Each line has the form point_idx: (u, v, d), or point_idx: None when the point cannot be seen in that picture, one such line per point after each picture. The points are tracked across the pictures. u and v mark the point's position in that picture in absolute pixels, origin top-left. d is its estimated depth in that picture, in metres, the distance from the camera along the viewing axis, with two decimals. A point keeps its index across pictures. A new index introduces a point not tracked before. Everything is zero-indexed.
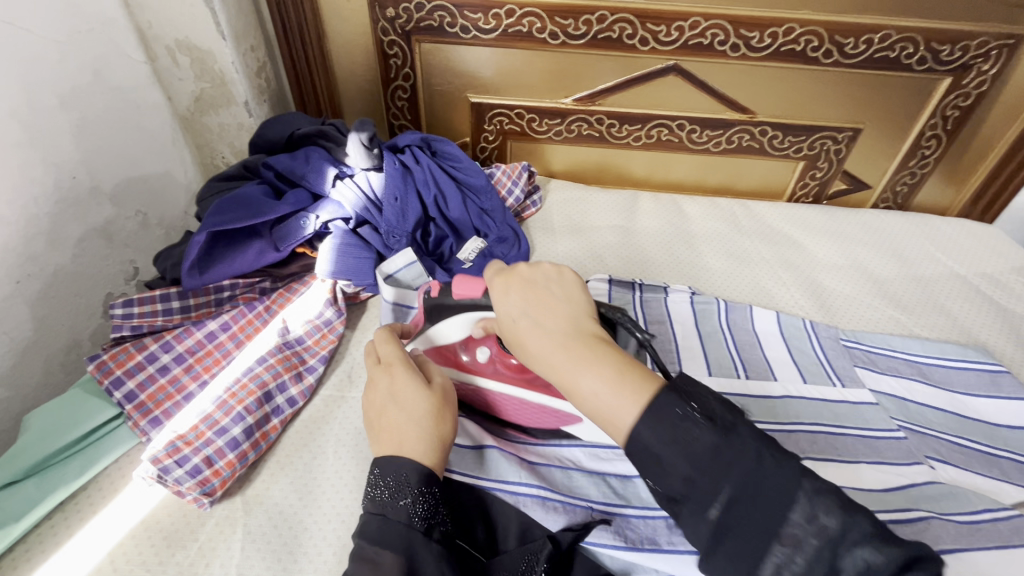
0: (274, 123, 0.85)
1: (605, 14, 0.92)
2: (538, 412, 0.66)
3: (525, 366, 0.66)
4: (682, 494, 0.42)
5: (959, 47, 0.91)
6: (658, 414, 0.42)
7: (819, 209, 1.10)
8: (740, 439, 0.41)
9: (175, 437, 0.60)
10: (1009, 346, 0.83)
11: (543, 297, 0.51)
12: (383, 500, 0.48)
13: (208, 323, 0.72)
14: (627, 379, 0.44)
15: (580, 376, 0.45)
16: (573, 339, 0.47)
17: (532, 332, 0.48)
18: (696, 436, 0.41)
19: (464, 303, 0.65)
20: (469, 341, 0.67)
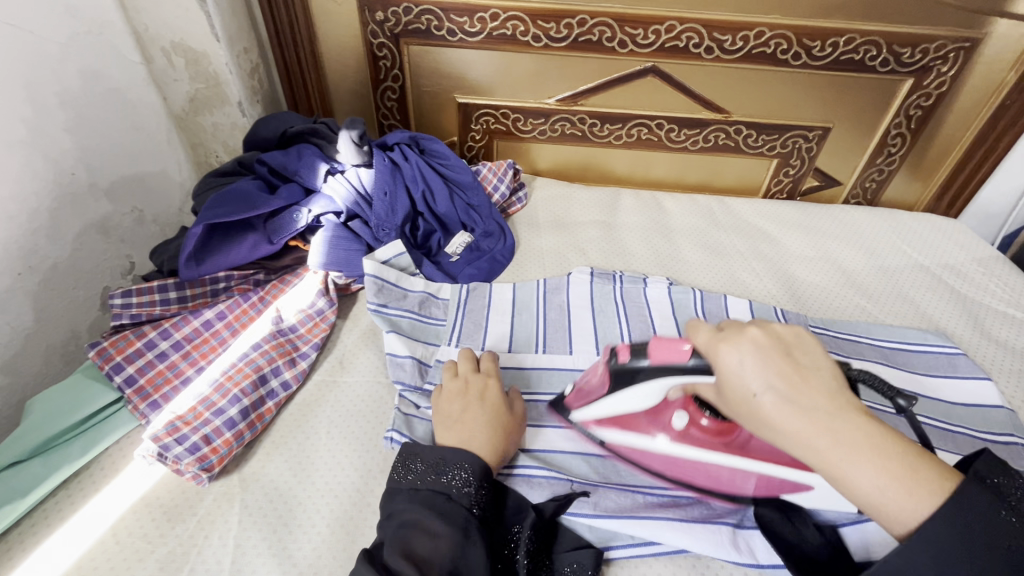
0: (267, 121, 0.88)
1: (586, 18, 0.97)
2: (759, 482, 0.61)
3: (724, 427, 0.61)
4: None
5: (920, 50, 0.96)
6: (983, 509, 0.41)
7: (793, 205, 1.15)
8: (1002, 516, 0.41)
9: (174, 417, 0.63)
10: (967, 331, 0.88)
11: (777, 360, 0.46)
12: (446, 483, 0.54)
13: (205, 312, 0.75)
14: (914, 472, 0.42)
15: (852, 466, 0.42)
16: (839, 422, 0.43)
17: (782, 410, 0.44)
18: (1001, 523, 0.41)
19: (665, 367, 0.59)
20: (661, 405, 0.64)
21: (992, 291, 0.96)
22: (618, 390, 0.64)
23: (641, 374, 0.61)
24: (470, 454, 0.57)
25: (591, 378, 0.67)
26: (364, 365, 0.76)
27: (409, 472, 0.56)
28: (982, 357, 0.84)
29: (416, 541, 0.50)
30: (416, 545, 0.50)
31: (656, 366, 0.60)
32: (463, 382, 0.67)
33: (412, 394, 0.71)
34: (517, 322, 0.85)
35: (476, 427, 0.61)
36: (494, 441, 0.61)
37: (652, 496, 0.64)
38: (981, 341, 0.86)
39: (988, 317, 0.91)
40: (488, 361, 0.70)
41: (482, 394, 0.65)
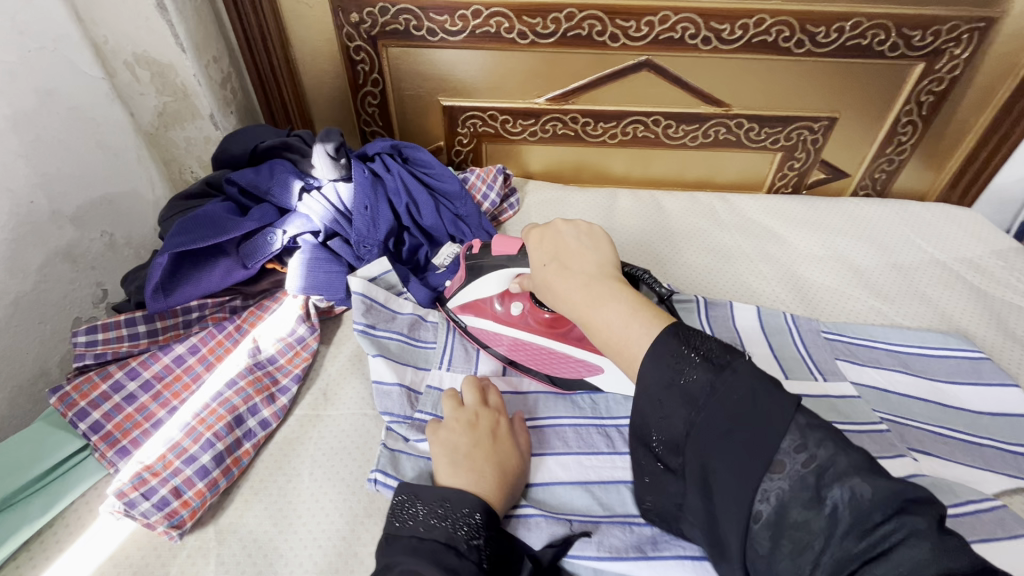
0: (237, 136, 0.82)
1: (574, 11, 0.91)
2: (567, 361, 0.72)
3: (556, 320, 0.72)
4: (684, 435, 0.43)
5: (931, 33, 0.90)
6: (666, 357, 0.44)
7: (799, 200, 1.09)
8: (673, 366, 0.43)
9: (141, 468, 0.58)
10: (991, 331, 0.83)
11: (565, 243, 0.58)
12: (453, 533, 0.49)
13: (176, 346, 0.70)
14: (642, 311, 0.48)
15: (597, 309, 0.50)
16: (597, 279, 0.53)
17: (560, 275, 0.54)
18: (693, 377, 0.43)
19: (500, 261, 0.71)
20: (506, 295, 0.74)
21: (1013, 287, 0.90)
22: (472, 280, 0.74)
23: (484, 264, 0.73)
24: (475, 498, 0.53)
25: (456, 277, 0.78)
26: (349, 396, 0.71)
27: (410, 518, 0.51)
28: (1008, 360, 0.79)
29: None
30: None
31: (493, 257, 0.72)
32: (472, 413, 0.62)
33: (401, 427, 0.66)
34: None
35: (485, 467, 0.57)
36: (500, 482, 0.56)
37: (659, 526, 0.59)
38: (1006, 342, 0.81)
39: (1011, 315, 0.85)
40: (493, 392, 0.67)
41: (491, 429, 0.61)
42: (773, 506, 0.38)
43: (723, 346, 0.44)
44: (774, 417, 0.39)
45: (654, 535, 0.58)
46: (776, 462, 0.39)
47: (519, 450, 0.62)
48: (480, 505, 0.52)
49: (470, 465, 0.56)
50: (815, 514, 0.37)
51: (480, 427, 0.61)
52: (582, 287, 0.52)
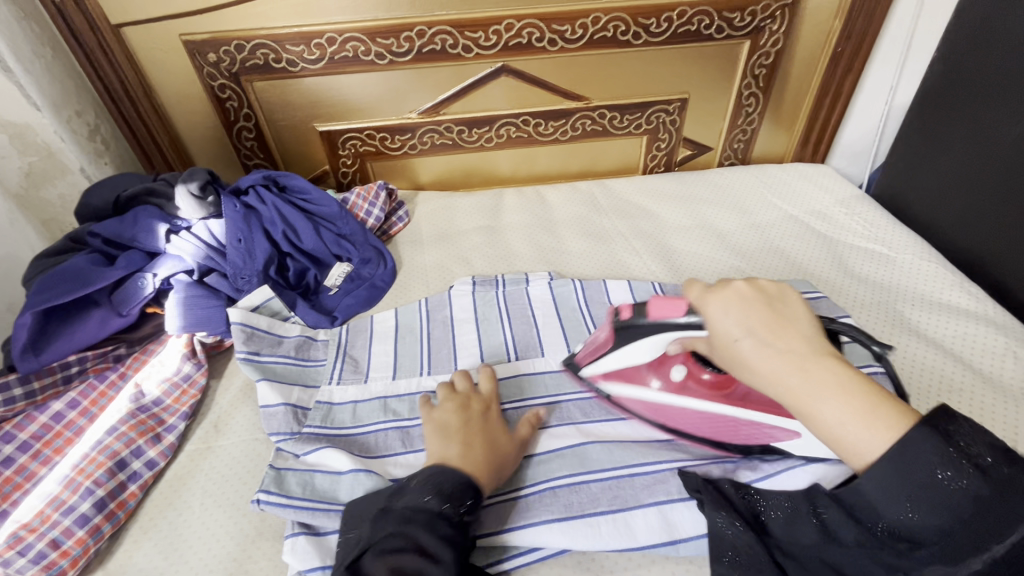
0: (98, 188, 0.83)
1: (423, 28, 0.96)
2: (751, 425, 0.65)
3: (722, 380, 0.66)
4: (934, 540, 0.42)
5: (748, 13, 1.00)
6: (918, 456, 0.42)
7: (669, 177, 1.18)
8: (942, 449, 0.42)
9: (18, 526, 0.59)
10: (835, 273, 0.92)
11: (759, 312, 0.49)
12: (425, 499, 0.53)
13: (53, 404, 0.70)
14: (879, 411, 0.44)
15: (820, 402, 0.45)
16: (811, 362, 0.46)
17: (763, 353, 0.47)
18: (956, 490, 0.41)
19: (660, 324, 0.60)
20: (661, 361, 0.70)
21: (854, 230, 1.01)
22: (622, 346, 0.67)
23: (639, 329, 0.63)
24: (463, 472, 0.57)
25: (597, 338, 0.72)
26: (239, 425, 0.73)
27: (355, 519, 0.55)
28: (844, 296, 0.88)
29: (410, 560, 0.48)
30: (403, 560, 0.48)
31: (649, 320, 0.61)
32: (463, 398, 0.68)
33: (289, 444, 0.69)
34: (401, 346, 0.83)
35: (473, 443, 0.61)
36: (490, 456, 0.61)
37: (532, 495, 0.63)
38: (846, 280, 0.90)
39: (852, 256, 0.95)
40: (487, 378, 0.72)
41: (484, 418, 0.66)
42: None
43: (992, 450, 0.42)
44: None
45: (527, 505, 0.62)
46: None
47: (515, 436, 0.66)
48: (469, 484, 0.56)
49: (461, 440, 0.61)
50: None
51: (472, 412, 0.66)
52: (800, 369, 0.46)
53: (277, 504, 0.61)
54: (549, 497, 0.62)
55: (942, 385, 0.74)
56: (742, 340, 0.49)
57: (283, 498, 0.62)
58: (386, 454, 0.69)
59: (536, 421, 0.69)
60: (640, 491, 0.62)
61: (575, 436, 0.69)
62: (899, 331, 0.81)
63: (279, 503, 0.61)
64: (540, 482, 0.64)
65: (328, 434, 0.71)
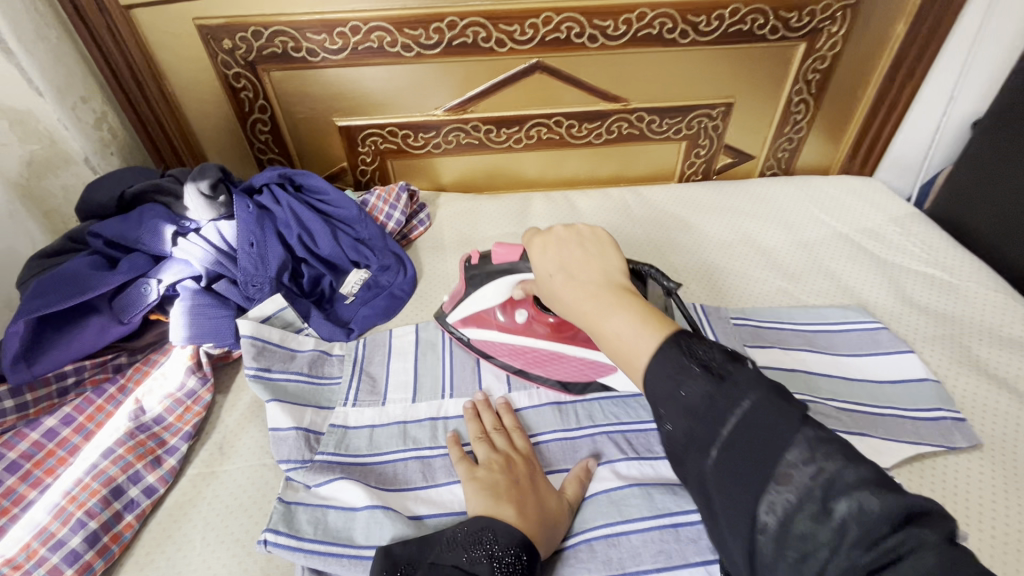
0: (100, 183, 0.77)
1: (455, 19, 0.88)
2: (583, 365, 0.73)
3: (561, 323, 0.73)
4: (685, 446, 0.40)
5: (806, 13, 0.92)
6: (668, 360, 0.41)
7: (707, 186, 1.11)
8: (681, 359, 0.41)
9: (1, 562, 0.53)
10: (893, 300, 0.85)
11: (572, 251, 0.52)
12: (495, 572, 0.48)
13: (46, 420, 0.64)
14: (651, 320, 0.45)
15: (607, 319, 0.46)
16: (606, 290, 0.48)
17: (566, 285, 0.50)
18: (691, 389, 0.40)
19: (503, 267, 0.70)
20: (511, 303, 0.75)
21: (911, 252, 0.93)
22: (474, 289, 0.74)
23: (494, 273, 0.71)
24: (519, 534, 0.51)
25: (459, 283, 0.78)
26: (246, 448, 0.67)
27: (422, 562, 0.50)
28: (904, 326, 0.81)
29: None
30: None
31: (496, 266, 0.70)
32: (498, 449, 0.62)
33: (300, 474, 0.63)
34: (421, 365, 0.77)
35: (520, 501, 0.55)
36: (536, 517, 0.54)
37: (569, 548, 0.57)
38: (906, 310, 0.83)
39: (910, 282, 0.88)
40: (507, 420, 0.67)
41: (527, 476, 0.59)
42: (778, 517, 0.35)
43: (726, 354, 0.41)
44: (742, 407, 0.38)
45: (562, 560, 0.56)
46: (781, 473, 0.36)
47: (562, 496, 0.59)
48: (523, 538, 0.51)
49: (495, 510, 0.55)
50: (822, 526, 0.34)
51: (507, 470, 0.59)
52: (593, 298, 0.47)
53: (285, 547, 0.55)
54: (585, 552, 0.56)
55: (1019, 434, 0.67)
56: (556, 276, 0.51)
57: (292, 540, 0.56)
58: (409, 489, 0.63)
59: (584, 480, 0.62)
60: (687, 550, 0.56)
61: (611, 479, 0.62)
62: (965, 368, 0.74)
63: (288, 546, 0.55)
64: (576, 535, 0.58)
65: (342, 464, 0.65)
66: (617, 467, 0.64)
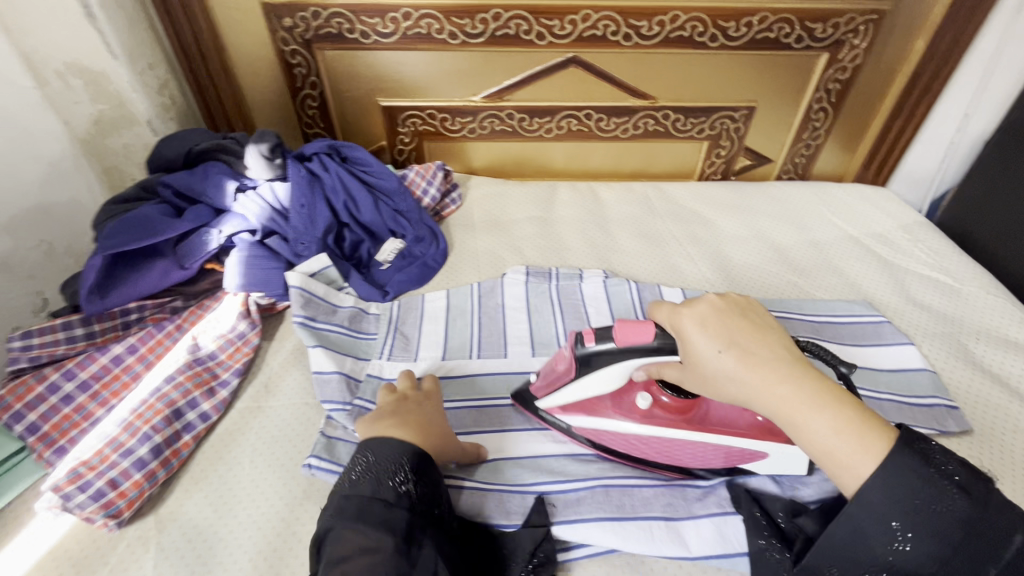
0: (170, 140, 0.84)
1: (500, 11, 0.95)
2: (718, 450, 0.62)
3: (685, 405, 0.64)
4: (920, 565, 0.45)
5: (831, 25, 0.97)
6: (905, 477, 0.45)
7: (725, 185, 1.16)
8: (938, 479, 0.45)
9: (78, 463, 0.59)
10: (897, 300, 0.90)
11: (731, 325, 0.51)
12: (379, 486, 0.50)
13: (114, 347, 0.71)
14: (867, 430, 0.46)
15: (814, 415, 0.47)
16: (791, 371, 0.48)
17: (742, 365, 0.49)
18: (953, 504, 0.45)
19: (631, 350, 0.58)
20: (625, 389, 0.66)
21: (918, 257, 0.98)
22: (584, 376, 0.62)
23: (611, 357, 0.59)
24: (400, 447, 0.54)
25: (551, 368, 0.65)
26: (290, 388, 0.74)
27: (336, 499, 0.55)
28: (906, 323, 0.86)
29: (355, 562, 0.46)
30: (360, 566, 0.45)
31: (625, 351, 0.58)
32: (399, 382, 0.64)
33: (340, 415, 0.68)
34: (451, 328, 0.83)
35: (413, 419, 0.58)
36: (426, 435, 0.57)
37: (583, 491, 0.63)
38: (909, 308, 0.88)
39: (915, 284, 0.92)
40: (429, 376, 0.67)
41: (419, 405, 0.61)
42: None
43: (972, 471, 0.47)
44: (983, 528, 0.45)
45: (577, 500, 0.62)
46: None
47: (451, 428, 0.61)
48: (406, 449, 0.54)
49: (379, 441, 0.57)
50: None
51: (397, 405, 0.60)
52: (789, 379, 0.48)
53: (328, 470, 0.62)
54: (600, 495, 0.62)
55: (1008, 424, 0.72)
56: (725, 353, 0.50)
57: (334, 465, 0.63)
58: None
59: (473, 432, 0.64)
60: (691, 502, 0.62)
61: None
62: (962, 363, 0.79)
63: (331, 469, 0.63)
64: (590, 479, 0.64)
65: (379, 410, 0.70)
66: None
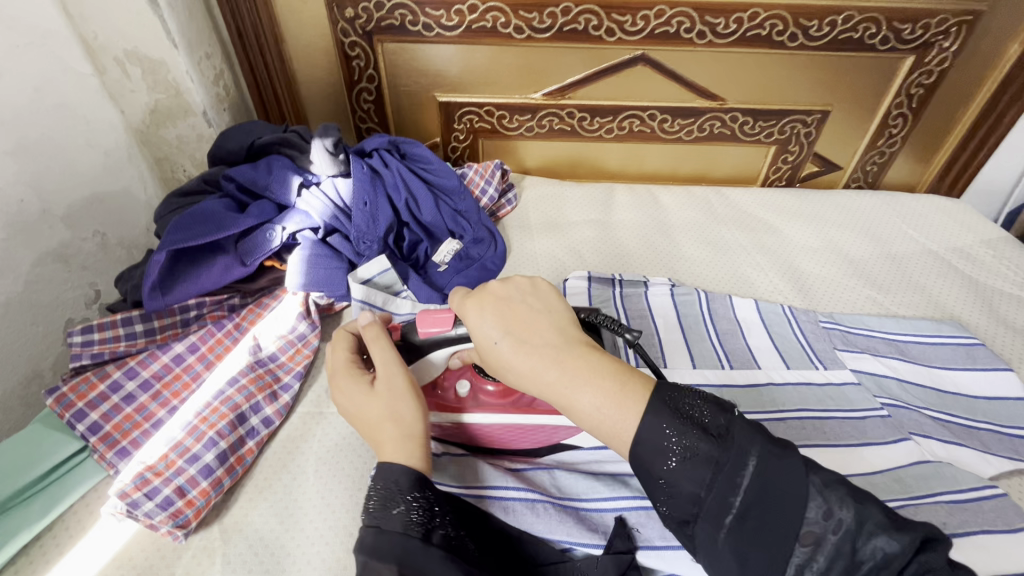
0: (232, 133, 0.81)
1: (570, 5, 0.91)
2: (539, 432, 0.63)
3: (507, 390, 0.63)
4: (694, 515, 0.40)
5: (920, 26, 0.92)
6: (661, 424, 0.41)
7: (792, 193, 1.11)
8: (669, 419, 0.41)
9: (143, 468, 0.57)
10: (986, 320, 0.84)
11: (512, 309, 0.47)
12: (375, 513, 0.45)
13: (175, 345, 0.69)
14: (635, 391, 0.42)
15: (578, 391, 0.42)
16: (565, 351, 0.44)
17: (516, 352, 0.44)
18: (698, 446, 0.40)
19: (436, 340, 0.59)
20: (448, 379, 0.64)
21: (1004, 275, 0.92)
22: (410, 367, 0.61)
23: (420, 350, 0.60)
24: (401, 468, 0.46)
25: None
26: None
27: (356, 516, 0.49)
28: (1000, 346, 0.80)
29: None
30: None
31: (428, 339, 0.59)
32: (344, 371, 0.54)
33: None
34: None
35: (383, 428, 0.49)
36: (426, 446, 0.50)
37: None
38: (1000, 330, 0.82)
39: (1004, 305, 0.87)
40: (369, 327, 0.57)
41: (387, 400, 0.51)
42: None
43: (717, 408, 0.42)
44: (750, 466, 0.39)
45: (661, 519, 0.58)
46: (805, 533, 0.38)
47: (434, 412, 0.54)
48: (406, 471, 0.46)
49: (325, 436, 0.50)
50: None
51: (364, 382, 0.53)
52: (556, 364, 0.43)
53: None
54: None
55: None
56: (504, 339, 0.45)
57: None
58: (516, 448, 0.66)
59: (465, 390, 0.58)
60: None
61: None
62: None
63: None
64: None
65: None
66: None
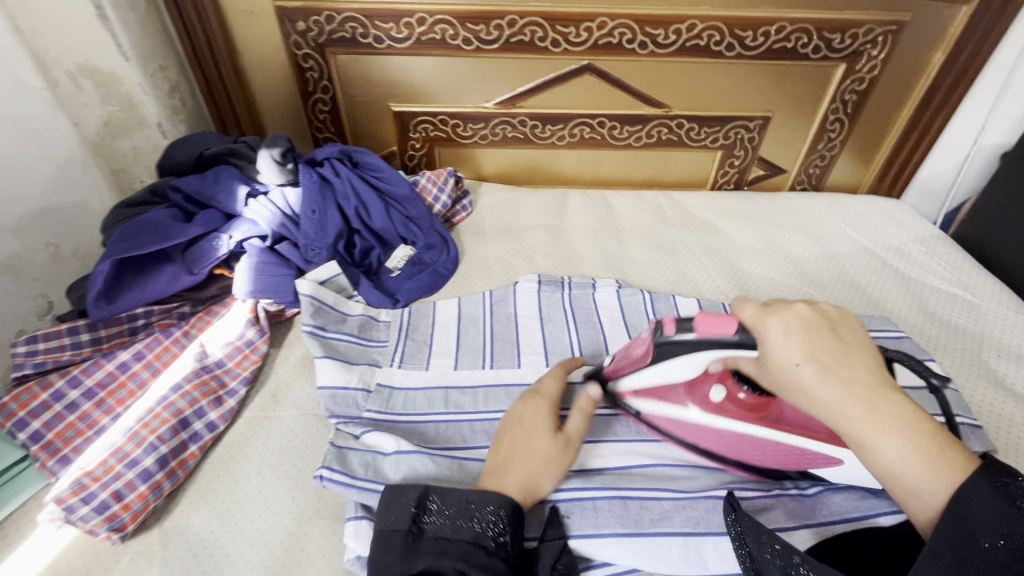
0: (182, 143, 0.83)
1: (515, 18, 0.94)
2: (780, 452, 0.62)
3: (759, 404, 0.62)
4: None
5: (849, 36, 0.96)
6: (978, 498, 0.42)
7: (739, 195, 1.15)
8: (992, 499, 0.42)
9: (81, 474, 0.58)
10: (915, 314, 0.88)
11: (826, 339, 0.46)
12: (454, 523, 0.52)
13: (120, 353, 0.70)
14: (942, 453, 0.43)
15: (884, 438, 0.44)
16: (880, 396, 0.44)
17: (823, 382, 0.45)
18: (1014, 526, 0.41)
19: (707, 342, 0.55)
20: (702, 380, 0.64)
21: (935, 271, 0.97)
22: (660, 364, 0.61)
23: (685, 348, 0.58)
24: (498, 495, 0.54)
25: (631, 351, 0.64)
26: (298, 397, 0.72)
27: (391, 512, 0.53)
28: (926, 338, 0.84)
29: None
30: None
31: (702, 341, 0.56)
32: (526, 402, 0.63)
33: (349, 425, 0.68)
34: (463, 337, 0.82)
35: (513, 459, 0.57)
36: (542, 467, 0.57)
37: (601, 499, 0.59)
38: (927, 323, 0.87)
39: (933, 299, 0.91)
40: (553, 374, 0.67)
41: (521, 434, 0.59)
42: None
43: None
44: None
45: (595, 509, 0.59)
46: None
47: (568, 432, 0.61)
48: (504, 499, 0.54)
49: (506, 450, 0.59)
50: None
51: (517, 413, 0.62)
52: (842, 387, 0.45)
53: (341, 483, 0.59)
54: (618, 507, 0.59)
55: None
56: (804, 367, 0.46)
57: (347, 477, 0.60)
58: (463, 446, 0.68)
59: (587, 411, 0.63)
60: (715, 519, 0.58)
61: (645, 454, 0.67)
62: (985, 381, 0.78)
63: (343, 482, 0.60)
64: (611, 490, 0.60)
65: (387, 422, 0.69)
66: (652, 445, 0.68)
